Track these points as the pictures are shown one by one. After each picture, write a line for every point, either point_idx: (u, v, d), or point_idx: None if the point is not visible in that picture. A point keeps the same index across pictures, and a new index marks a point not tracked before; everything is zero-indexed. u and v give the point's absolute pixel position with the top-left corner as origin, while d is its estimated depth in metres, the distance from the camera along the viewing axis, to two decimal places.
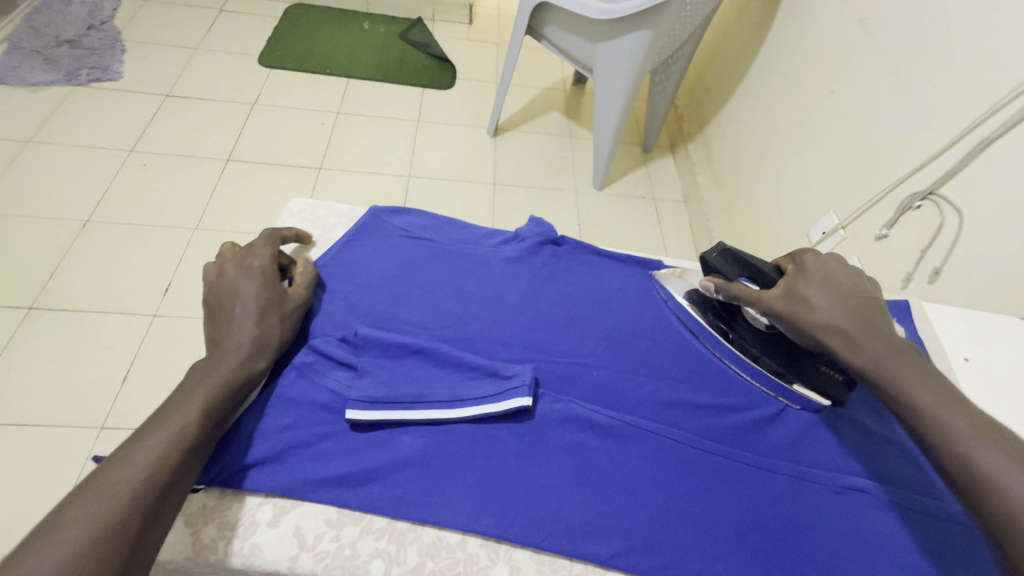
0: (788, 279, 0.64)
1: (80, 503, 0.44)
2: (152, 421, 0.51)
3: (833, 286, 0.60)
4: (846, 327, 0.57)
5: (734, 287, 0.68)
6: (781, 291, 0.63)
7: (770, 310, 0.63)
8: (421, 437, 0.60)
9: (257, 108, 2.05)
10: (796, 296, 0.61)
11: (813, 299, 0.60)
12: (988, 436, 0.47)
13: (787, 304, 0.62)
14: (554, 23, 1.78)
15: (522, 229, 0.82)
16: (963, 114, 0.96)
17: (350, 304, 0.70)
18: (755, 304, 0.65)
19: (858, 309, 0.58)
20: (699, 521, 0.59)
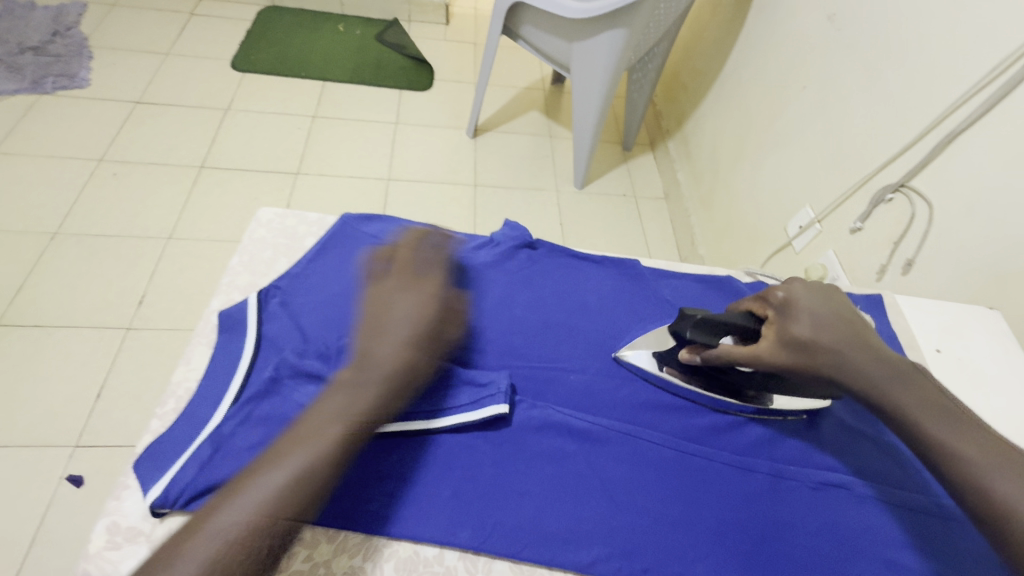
0: (772, 326, 0.61)
1: (205, 535, 0.45)
2: (272, 459, 0.50)
3: (821, 323, 0.58)
4: (854, 363, 0.56)
5: (724, 351, 0.63)
6: (774, 342, 0.60)
7: (773, 367, 0.60)
8: (397, 450, 0.59)
9: (231, 113, 2.00)
10: (793, 345, 0.58)
11: (811, 341, 0.58)
12: (999, 457, 0.49)
13: (792, 356, 0.58)
14: (530, 23, 1.78)
15: (496, 234, 0.81)
16: (929, 108, 0.97)
17: (321, 312, 0.67)
18: (751, 362, 0.61)
19: (854, 341, 0.58)
20: (680, 523, 0.59)
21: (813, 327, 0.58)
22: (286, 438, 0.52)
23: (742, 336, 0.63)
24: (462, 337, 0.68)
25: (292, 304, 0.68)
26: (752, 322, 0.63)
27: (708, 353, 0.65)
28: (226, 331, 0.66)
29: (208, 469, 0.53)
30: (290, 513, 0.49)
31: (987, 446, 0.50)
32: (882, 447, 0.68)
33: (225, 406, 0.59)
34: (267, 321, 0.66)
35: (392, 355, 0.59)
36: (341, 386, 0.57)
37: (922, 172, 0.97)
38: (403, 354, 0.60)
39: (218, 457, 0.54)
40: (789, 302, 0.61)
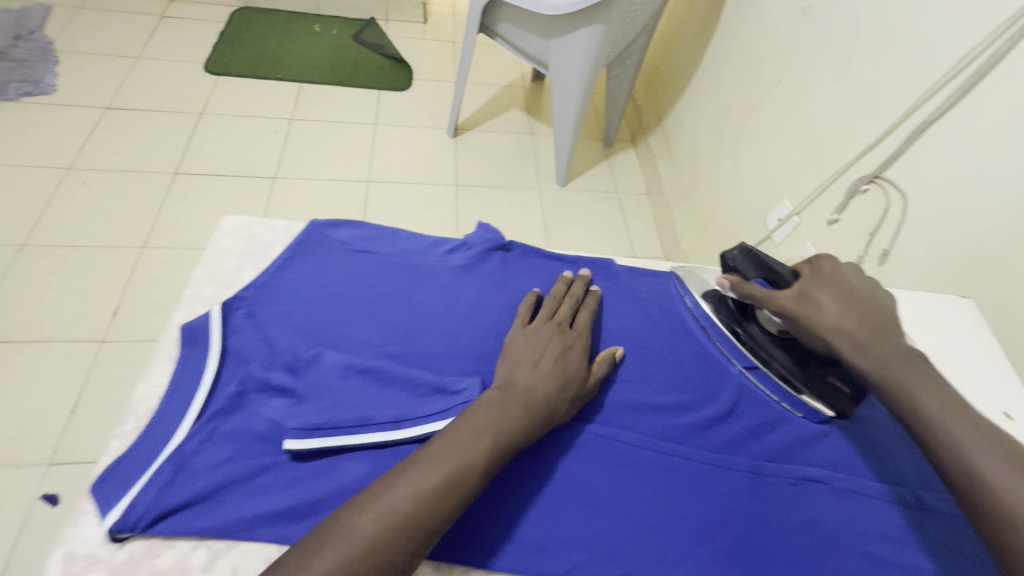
0: (800, 281, 0.64)
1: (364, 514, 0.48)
2: (430, 452, 0.53)
3: (844, 291, 0.61)
4: (857, 332, 0.58)
5: (747, 287, 0.69)
6: (792, 293, 0.64)
7: (780, 311, 0.64)
8: (367, 462, 0.56)
9: (204, 117, 1.96)
10: (806, 298, 0.62)
11: (824, 302, 0.61)
12: (988, 441, 0.49)
13: (798, 307, 0.62)
14: (506, 20, 1.76)
15: (470, 237, 0.80)
16: (901, 100, 0.98)
17: (290, 323, 0.66)
18: (766, 304, 0.66)
19: (870, 315, 0.59)
20: (661, 526, 0.58)
21: (834, 291, 0.61)
22: (449, 435, 0.54)
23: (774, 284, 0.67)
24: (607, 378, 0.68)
25: (258, 315, 0.66)
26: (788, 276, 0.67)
27: (739, 287, 0.70)
28: (188, 345, 0.63)
29: (172, 491, 0.52)
30: (440, 519, 0.49)
31: (980, 430, 0.50)
32: (862, 441, 0.68)
33: (188, 423, 0.57)
34: (232, 333, 0.64)
35: (538, 386, 0.60)
36: (490, 403, 0.57)
37: (895, 164, 0.98)
38: (549, 388, 0.60)
39: (182, 478, 0.53)
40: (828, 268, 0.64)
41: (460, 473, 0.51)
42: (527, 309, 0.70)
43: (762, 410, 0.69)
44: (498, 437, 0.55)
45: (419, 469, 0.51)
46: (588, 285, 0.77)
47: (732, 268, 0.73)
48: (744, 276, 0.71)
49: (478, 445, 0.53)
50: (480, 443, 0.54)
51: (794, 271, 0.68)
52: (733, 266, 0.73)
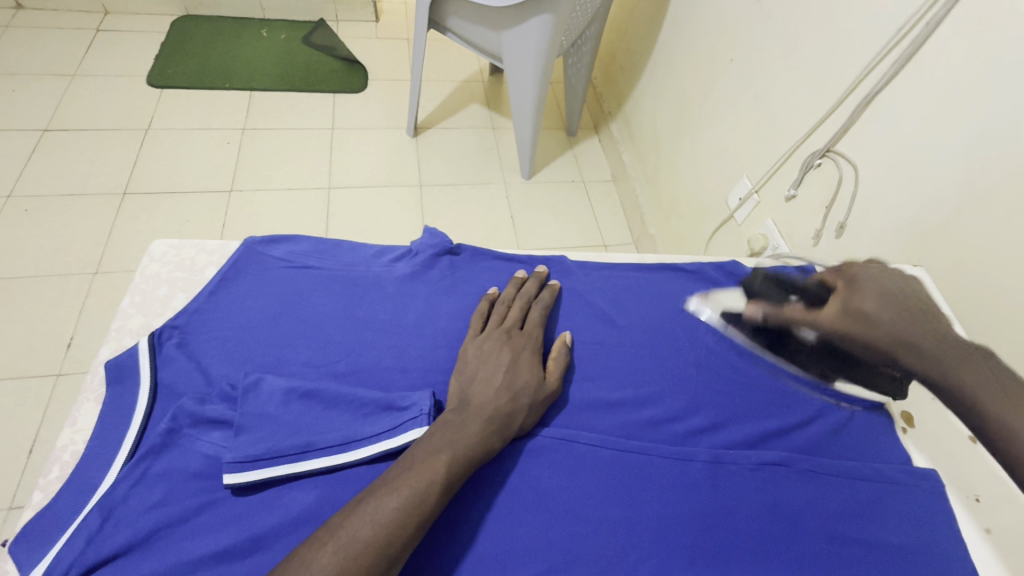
0: (838, 295, 0.59)
1: (320, 550, 0.46)
2: (390, 477, 0.51)
3: (891, 299, 0.55)
4: (910, 340, 0.52)
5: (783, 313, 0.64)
6: (835, 310, 0.58)
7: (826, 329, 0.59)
8: (314, 489, 0.54)
9: (152, 133, 1.88)
10: (852, 313, 0.56)
11: (873, 315, 0.55)
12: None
13: (846, 323, 0.57)
14: (455, 14, 1.71)
15: (415, 243, 0.77)
16: (846, 72, 0.97)
17: (225, 349, 0.63)
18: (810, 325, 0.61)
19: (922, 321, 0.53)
20: (621, 526, 0.57)
21: (881, 300, 0.55)
22: (411, 454, 0.53)
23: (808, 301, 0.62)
24: (564, 379, 0.67)
25: (191, 344, 0.63)
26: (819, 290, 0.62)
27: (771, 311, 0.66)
28: (115, 383, 0.60)
29: (102, 541, 0.50)
30: (403, 542, 0.48)
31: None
32: (821, 419, 0.68)
33: (117, 467, 0.54)
34: (163, 366, 0.61)
35: (489, 399, 0.59)
36: (447, 421, 0.56)
37: (846, 135, 0.98)
38: (502, 398, 0.60)
39: (113, 527, 0.50)
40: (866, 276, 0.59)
41: (421, 494, 0.50)
42: (482, 312, 0.69)
43: (724, 398, 0.68)
44: (457, 453, 0.54)
45: (379, 493, 0.49)
46: (545, 281, 0.76)
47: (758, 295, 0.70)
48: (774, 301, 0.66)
49: (437, 463, 0.52)
50: (437, 462, 0.52)
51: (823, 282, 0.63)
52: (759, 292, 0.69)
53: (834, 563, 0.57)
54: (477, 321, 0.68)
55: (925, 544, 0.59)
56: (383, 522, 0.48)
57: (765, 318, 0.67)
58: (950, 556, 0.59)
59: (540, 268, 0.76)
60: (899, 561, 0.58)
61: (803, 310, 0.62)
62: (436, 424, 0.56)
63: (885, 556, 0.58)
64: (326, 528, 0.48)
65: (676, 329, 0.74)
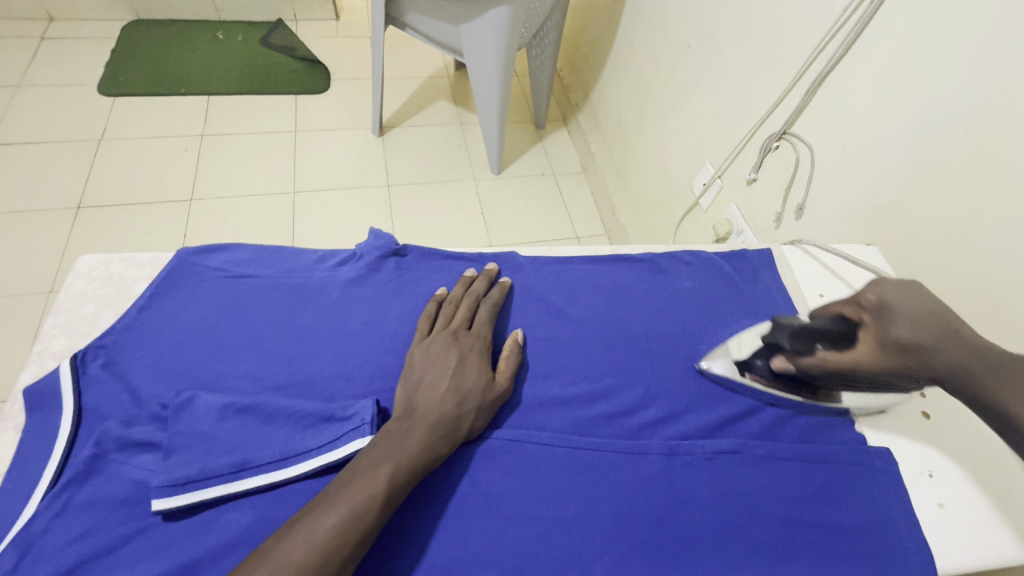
0: (868, 329, 0.57)
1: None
2: (328, 494, 0.49)
3: (921, 322, 0.54)
4: (956, 360, 0.52)
5: (820, 359, 0.61)
6: (871, 347, 0.57)
7: (872, 369, 0.57)
8: (251, 509, 0.52)
9: (105, 143, 1.81)
10: (889, 348, 0.55)
11: (911, 344, 0.54)
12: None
13: (887, 359, 0.56)
14: (411, 9, 1.67)
15: (360, 246, 0.74)
16: (797, 54, 0.97)
17: (157, 367, 0.60)
18: (852, 368, 0.59)
19: (955, 340, 0.53)
20: (574, 525, 0.56)
21: (915, 328, 0.54)
22: (352, 468, 0.51)
23: (839, 344, 0.60)
24: (516, 380, 0.66)
25: (119, 364, 0.60)
26: (843, 327, 0.60)
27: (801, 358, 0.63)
28: (36, 410, 0.56)
29: None
30: (340, 561, 0.46)
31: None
32: (775, 403, 0.68)
33: (38, 498, 0.51)
34: (87, 389, 0.58)
35: (435, 405, 0.57)
36: (391, 431, 0.54)
37: (801, 117, 0.98)
38: (448, 404, 0.58)
39: (33, 562, 0.48)
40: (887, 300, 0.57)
41: (360, 509, 0.48)
42: (429, 316, 0.67)
43: (679, 389, 0.67)
44: (400, 464, 0.52)
45: (317, 512, 0.48)
46: (495, 279, 0.74)
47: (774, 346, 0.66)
48: (799, 350, 0.63)
49: (378, 475, 0.50)
50: (379, 475, 0.51)
51: (842, 317, 0.61)
52: (778, 346, 0.66)
53: (789, 549, 0.57)
54: (424, 325, 0.66)
55: (878, 523, 0.60)
56: (319, 542, 0.46)
57: (801, 369, 0.63)
58: (904, 535, 0.59)
59: (490, 266, 0.75)
60: (852, 542, 0.58)
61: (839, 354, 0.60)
62: (378, 434, 0.54)
63: (840, 538, 0.58)
64: (260, 550, 0.46)
65: (630, 320, 0.73)
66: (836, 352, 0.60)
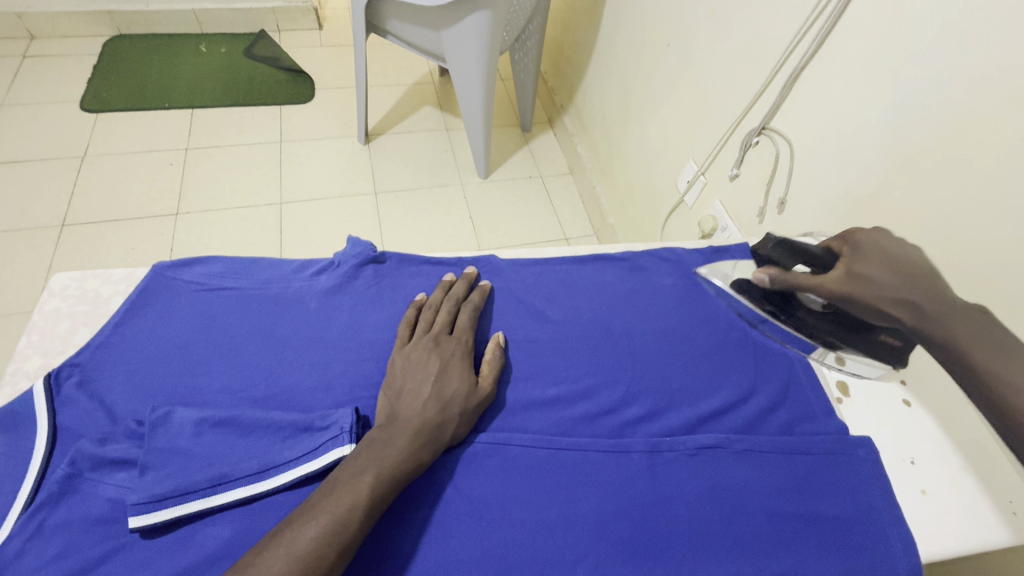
0: (844, 260, 0.65)
1: None
2: (308, 506, 0.49)
3: (894, 263, 0.60)
4: (913, 300, 0.57)
5: (792, 277, 0.70)
6: (840, 273, 0.64)
7: (830, 293, 0.65)
8: (231, 523, 0.51)
9: (89, 159, 1.80)
10: (855, 276, 0.63)
11: (874, 276, 0.61)
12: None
13: (847, 285, 0.63)
14: (392, 17, 1.67)
15: (338, 254, 0.74)
16: (774, 49, 0.98)
17: (133, 383, 0.60)
18: (814, 289, 0.67)
19: (920, 283, 0.58)
20: (557, 526, 0.56)
21: (882, 264, 0.61)
22: (333, 478, 0.51)
23: (815, 267, 0.68)
24: (499, 382, 0.66)
25: (95, 382, 0.60)
26: (827, 256, 0.67)
27: (780, 276, 0.72)
28: (8, 433, 0.56)
29: None
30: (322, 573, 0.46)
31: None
32: (756, 396, 0.68)
33: (12, 520, 0.51)
34: (62, 409, 0.57)
35: (417, 412, 0.57)
36: (372, 440, 0.54)
37: (779, 112, 0.99)
38: (429, 410, 0.58)
39: None
40: (871, 243, 0.64)
41: (340, 519, 0.48)
42: (410, 320, 0.67)
43: (659, 386, 0.67)
44: (381, 472, 0.52)
45: (297, 524, 0.47)
46: (475, 282, 0.74)
47: (768, 261, 0.75)
48: (782, 266, 0.72)
49: (360, 484, 0.50)
50: (360, 484, 0.51)
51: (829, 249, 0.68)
52: (769, 258, 0.75)
53: (773, 542, 0.57)
54: (405, 329, 0.66)
55: (862, 512, 0.60)
56: (301, 552, 0.46)
57: (773, 282, 0.72)
58: (887, 522, 0.59)
59: (470, 269, 0.75)
60: (836, 532, 0.58)
61: (810, 275, 0.68)
62: (359, 443, 0.54)
63: (824, 528, 0.59)
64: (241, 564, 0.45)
65: (610, 319, 0.73)
66: (808, 274, 0.69)
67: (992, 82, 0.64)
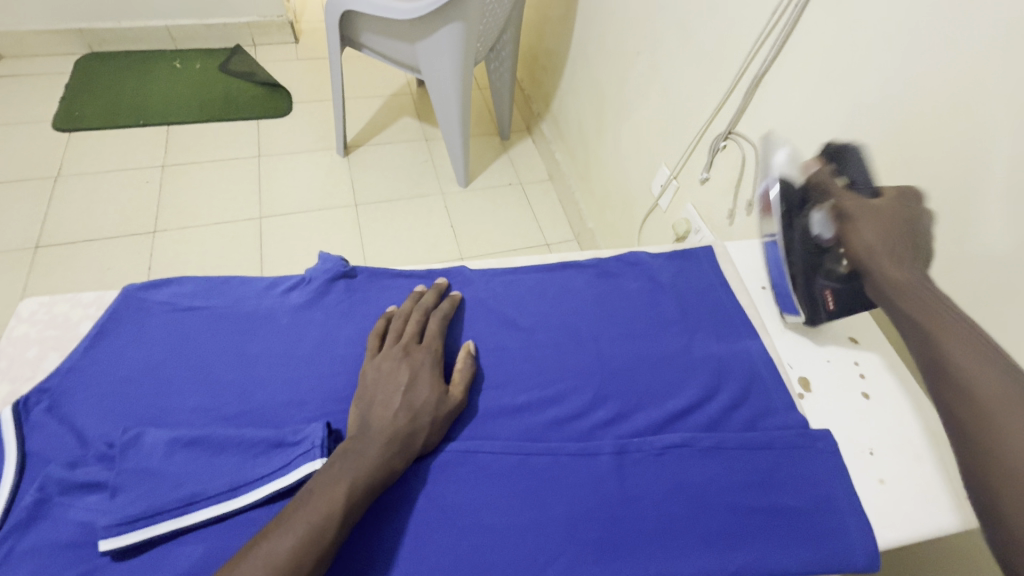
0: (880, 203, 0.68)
1: None
2: (283, 515, 0.50)
3: (892, 229, 0.66)
4: (884, 253, 0.65)
5: (833, 181, 0.73)
6: (857, 202, 0.69)
7: (842, 209, 0.70)
8: (203, 541, 0.52)
9: (62, 179, 1.78)
10: (879, 215, 0.67)
11: (879, 230, 0.66)
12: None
13: (861, 211, 0.68)
14: (366, 30, 1.68)
15: (309, 270, 0.75)
16: (735, 56, 1.01)
17: (103, 406, 0.60)
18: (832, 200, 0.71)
19: (907, 251, 0.64)
20: (528, 530, 0.57)
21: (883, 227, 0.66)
22: (308, 488, 0.52)
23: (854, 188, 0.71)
24: (470, 391, 0.67)
25: (65, 406, 0.60)
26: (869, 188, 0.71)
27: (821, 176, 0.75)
28: None
29: None
30: None
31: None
32: (721, 395, 0.70)
33: None
34: (33, 434, 0.58)
35: (389, 421, 0.58)
36: (346, 449, 0.55)
37: (743, 117, 1.02)
38: (401, 420, 0.59)
39: None
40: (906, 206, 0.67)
41: (315, 527, 0.49)
42: (381, 330, 0.68)
43: (626, 388, 0.69)
44: (355, 481, 0.53)
45: (272, 534, 0.48)
46: (446, 292, 0.75)
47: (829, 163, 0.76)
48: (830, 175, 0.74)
49: (335, 493, 0.51)
50: (334, 494, 0.52)
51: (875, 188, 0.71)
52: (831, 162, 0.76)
53: (737, 536, 0.59)
54: (376, 339, 0.67)
55: (823, 504, 0.62)
56: (275, 563, 0.47)
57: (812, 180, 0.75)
58: (846, 512, 0.61)
59: (440, 280, 0.76)
60: (798, 524, 0.61)
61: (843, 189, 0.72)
62: (332, 455, 0.55)
63: (786, 520, 0.61)
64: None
65: (578, 325, 0.75)
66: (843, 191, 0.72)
67: None
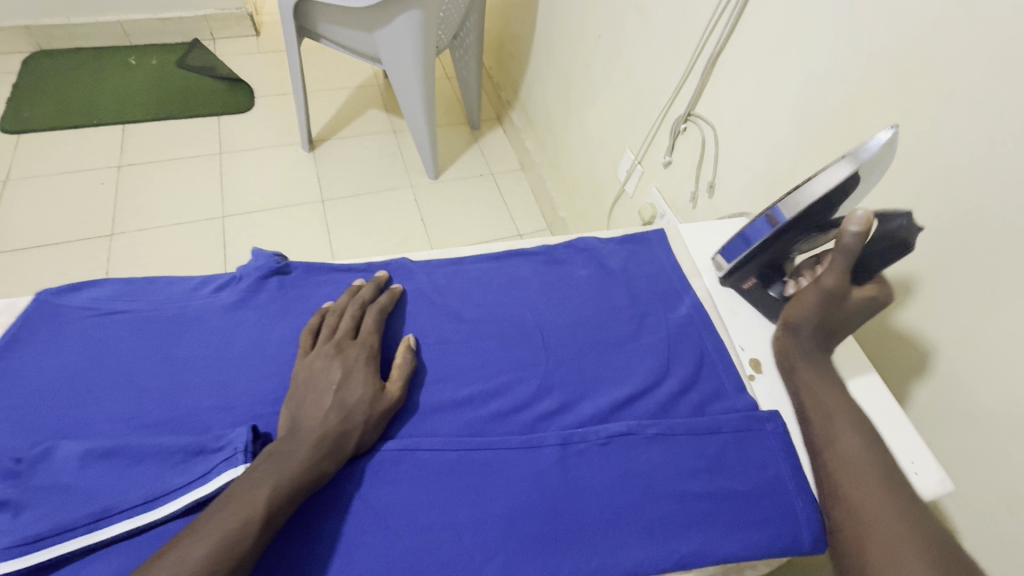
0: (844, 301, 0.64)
1: None
2: (196, 525, 0.47)
3: (829, 318, 0.65)
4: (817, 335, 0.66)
5: (846, 257, 0.62)
6: (833, 290, 0.64)
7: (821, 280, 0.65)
8: (116, 558, 0.49)
9: (10, 183, 1.70)
10: (830, 313, 0.64)
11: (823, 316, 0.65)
12: (886, 494, 0.54)
13: (821, 301, 0.64)
14: (322, 19, 1.62)
15: (240, 268, 0.71)
16: (691, 35, 0.99)
17: (13, 420, 0.57)
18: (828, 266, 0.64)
19: (826, 335, 0.66)
20: (466, 527, 0.55)
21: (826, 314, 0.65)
22: (225, 497, 0.49)
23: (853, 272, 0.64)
24: (410, 387, 0.65)
25: None
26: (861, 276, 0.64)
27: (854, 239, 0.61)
28: None
29: None
30: None
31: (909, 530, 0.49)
32: (669, 380, 0.69)
33: None
34: None
35: (318, 423, 0.56)
36: (270, 454, 0.53)
37: (701, 98, 1.00)
38: (331, 421, 0.56)
39: None
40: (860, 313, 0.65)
41: (228, 537, 0.46)
42: (313, 329, 0.65)
43: (572, 378, 0.68)
44: (278, 486, 0.50)
45: (182, 544, 0.46)
46: (386, 286, 0.73)
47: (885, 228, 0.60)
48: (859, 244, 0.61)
49: (254, 500, 0.49)
50: (254, 501, 0.49)
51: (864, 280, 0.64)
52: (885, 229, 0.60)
53: (683, 523, 0.58)
54: (308, 337, 0.64)
55: (769, 485, 0.61)
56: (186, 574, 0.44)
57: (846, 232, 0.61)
58: (793, 493, 0.61)
59: (380, 273, 0.73)
60: (744, 507, 0.60)
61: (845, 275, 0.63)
62: (256, 460, 0.53)
63: (732, 504, 0.60)
64: None
65: (526, 315, 0.73)
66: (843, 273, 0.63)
67: (886, 60, 0.66)
